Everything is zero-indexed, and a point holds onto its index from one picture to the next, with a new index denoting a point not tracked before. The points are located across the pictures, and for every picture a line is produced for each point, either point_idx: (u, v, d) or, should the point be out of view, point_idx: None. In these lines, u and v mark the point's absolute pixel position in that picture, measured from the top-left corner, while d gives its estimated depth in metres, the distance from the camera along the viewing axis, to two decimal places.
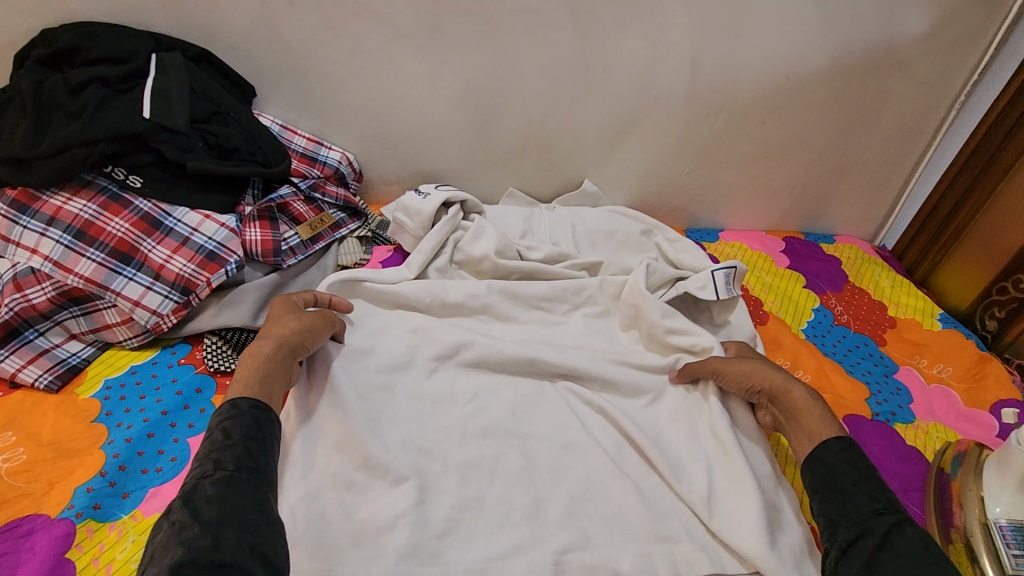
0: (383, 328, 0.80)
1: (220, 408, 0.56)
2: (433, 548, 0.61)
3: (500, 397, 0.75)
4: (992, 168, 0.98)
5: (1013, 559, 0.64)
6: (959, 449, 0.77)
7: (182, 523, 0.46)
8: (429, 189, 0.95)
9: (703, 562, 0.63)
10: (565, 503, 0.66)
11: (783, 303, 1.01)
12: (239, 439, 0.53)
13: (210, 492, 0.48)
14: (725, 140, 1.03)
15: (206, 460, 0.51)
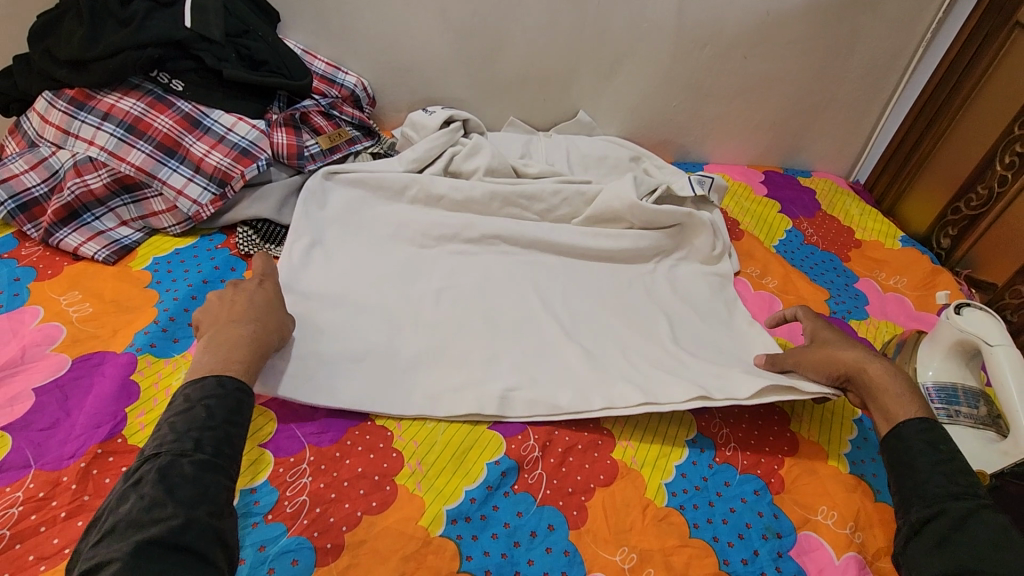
0: (375, 219, 0.93)
1: (206, 381, 0.55)
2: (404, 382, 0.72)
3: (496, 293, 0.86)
4: (953, 100, 1.07)
5: (933, 409, 0.74)
6: (901, 339, 0.85)
7: (153, 499, 0.46)
8: (436, 109, 1.05)
9: (634, 394, 0.71)
10: (520, 351, 0.77)
11: (758, 223, 1.11)
12: (220, 419, 0.53)
13: (186, 473, 0.48)
14: (709, 74, 1.12)
15: (189, 434, 0.51)
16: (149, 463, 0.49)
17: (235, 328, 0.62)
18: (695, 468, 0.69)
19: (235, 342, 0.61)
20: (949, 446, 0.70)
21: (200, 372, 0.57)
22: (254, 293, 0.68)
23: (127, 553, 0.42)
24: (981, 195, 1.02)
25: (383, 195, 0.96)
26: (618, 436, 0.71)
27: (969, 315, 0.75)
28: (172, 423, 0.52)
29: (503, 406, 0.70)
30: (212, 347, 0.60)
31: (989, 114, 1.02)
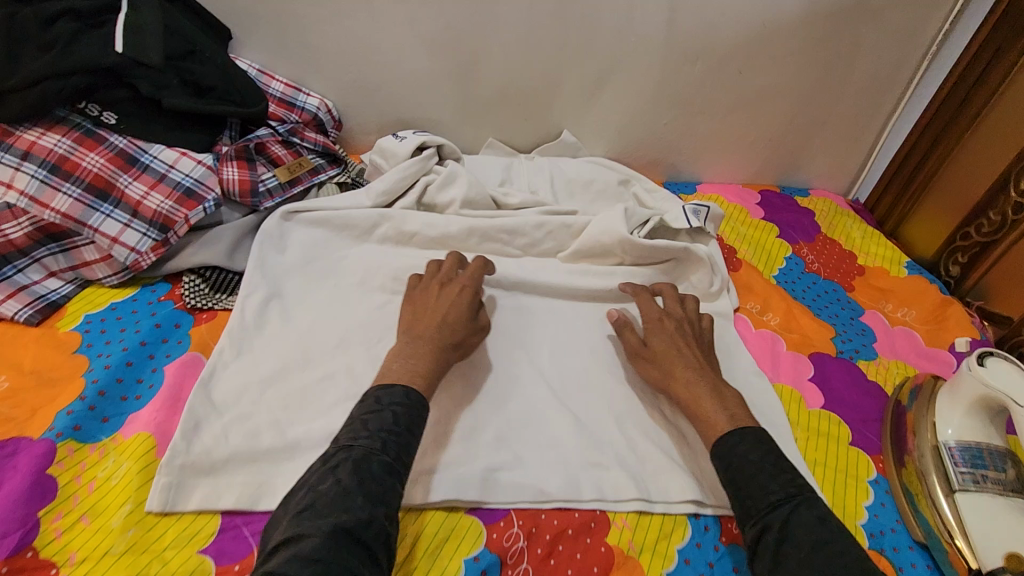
0: (345, 258, 0.86)
1: (395, 389, 0.61)
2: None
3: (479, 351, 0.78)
4: (960, 116, 1.00)
5: (957, 474, 0.67)
6: (916, 383, 0.79)
7: (348, 488, 0.52)
8: (406, 134, 0.96)
9: (628, 485, 0.66)
10: (499, 429, 0.70)
11: (756, 251, 1.04)
12: (405, 427, 0.58)
13: (375, 470, 0.53)
14: (701, 90, 1.04)
15: (376, 434, 0.56)
16: (344, 451, 0.54)
17: (419, 343, 0.67)
18: (699, 552, 0.63)
19: (418, 355, 0.66)
20: (980, 518, 0.63)
21: (389, 379, 0.63)
22: (459, 301, 0.72)
23: (324, 534, 0.48)
24: (993, 220, 0.95)
25: (351, 234, 0.88)
26: (612, 516, 0.64)
27: (993, 366, 0.69)
28: (364, 420, 0.58)
29: (486, 489, 0.64)
30: (404, 355, 0.66)
31: (1001, 132, 0.95)
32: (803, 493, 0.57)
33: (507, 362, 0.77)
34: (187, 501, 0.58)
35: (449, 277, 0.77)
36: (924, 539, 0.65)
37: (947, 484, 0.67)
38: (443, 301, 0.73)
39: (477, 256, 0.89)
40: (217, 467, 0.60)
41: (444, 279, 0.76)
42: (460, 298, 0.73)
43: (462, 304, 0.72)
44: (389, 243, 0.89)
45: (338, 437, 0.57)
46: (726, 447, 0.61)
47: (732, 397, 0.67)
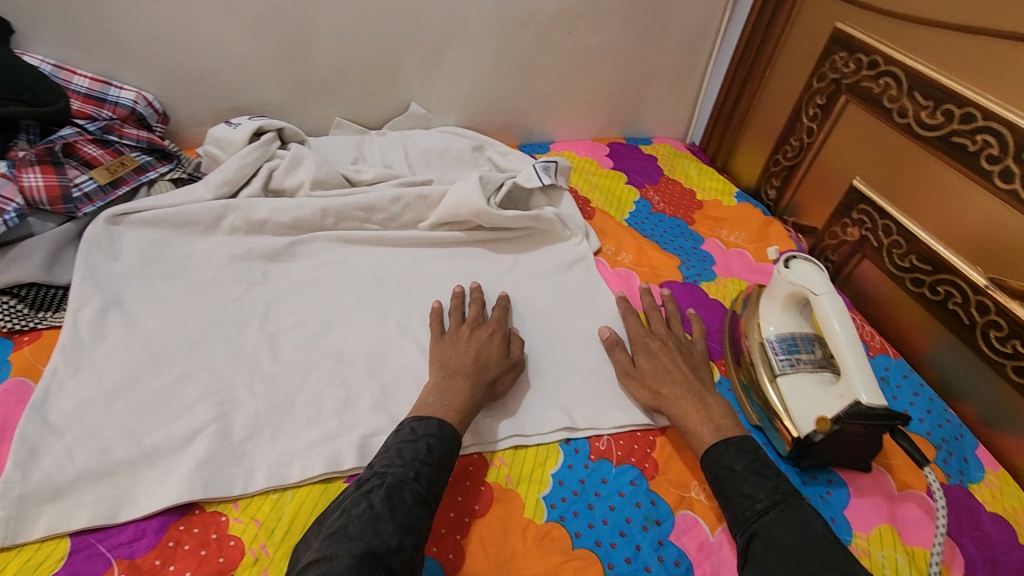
0: (190, 255, 0.81)
1: (431, 420, 0.62)
2: (236, 450, 0.62)
3: (348, 328, 0.77)
4: (760, 58, 1.13)
5: (777, 361, 0.76)
6: (746, 293, 0.90)
7: (379, 513, 0.52)
8: (241, 120, 0.91)
9: (504, 425, 0.70)
10: (375, 396, 0.70)
11: (607, 198, 1.11)
12: (438, 459, 0.58)
13: (407, 500, 0.54)
14: (538, 52, 1.09)
15: (410, 462, 0.57)
16: (377, 480, 0.55)
17: (453, 379, 0.67)
18: (571, 472, 0.68)
19: (451, 390, 0.66)
20: (797, 395, 0.72)
21: (426, 411, 0.63)
22: (490, 343, 0.73)
23: (353, 557, 0.48)
24: (794, 146, 1.07)
25: (192, 230, 0.83)
26: (489, 457, 0.67)
27: (796, 267, 0.78)
28: (399, 449, 0.59)
29: (364, 455, 0.63)
30: (439, 390, 0.66)
31: (791, 68, 1.06)
32: (787, 498, 0.58)
33: (377, 333, 0.78)
34: (32, 530, 0.53)
35: (478, 322, 0.77)
36: (759, 422, 0.76)
37: (771, 372, 0.76)
38: (475, 342, 0.73)
39: (333, 234, 0.88)
40: (63, 489, 0.56)
41: (474, 323, 0.76)
42: (491, 341, 0.73)
43: (492, 344, 0.73)
44: (238, 234, 0.85)
45: (373, 463, 0.58)
46: (714, 458, 0.63)
47: (717, 408, 0.69)
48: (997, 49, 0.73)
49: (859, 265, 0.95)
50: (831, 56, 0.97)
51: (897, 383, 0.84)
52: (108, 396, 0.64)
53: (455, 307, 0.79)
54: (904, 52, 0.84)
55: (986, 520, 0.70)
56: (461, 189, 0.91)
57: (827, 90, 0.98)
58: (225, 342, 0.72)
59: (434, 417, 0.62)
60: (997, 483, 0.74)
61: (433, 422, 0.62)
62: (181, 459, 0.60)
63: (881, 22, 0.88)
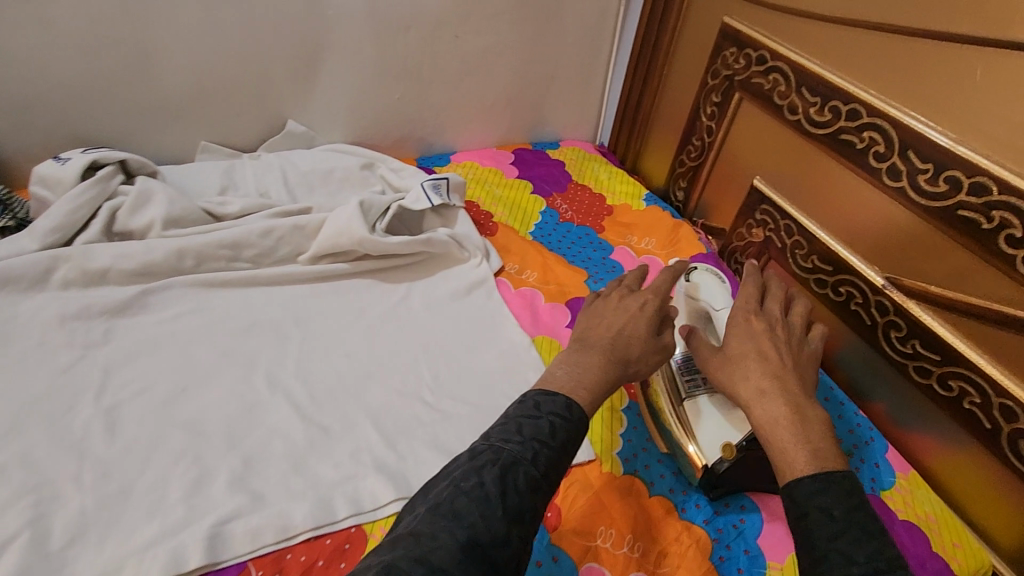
0: (9, 319, 0.69)
1: (558, 397, 0.51)
2: (50, 562, 0.52)
3: (208, 388, 0.68)
4: (657, 56, 1.09)
5: (684, 384, 0.70)
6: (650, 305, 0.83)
7: (491, 496, 0.42)
8: (72, 154, 0.79)
9: (387, 488, 0.62)
10: (234, 471, 0.60)
11: (512, 211, 1.05)
12: (562, 442, 0.48)
13: (521, 486, 0.44)
14: (425, 58, 1.01)
15: (530, 440, 0.47)
16: (500, 452, 0.46)
17: (584, 352, 0.57)
18: None
19: (584, 364, 0.56)
20: (706, 419, 0.67)
21: (555, 385, 0.53)
22: (637, 315, 0.60)
23: (457, 547, 0.39)
24: (697, 146, 1.03)
25: (13, 289, 0.70)
26: (369, 528, 0.59)
27: (700, 280, 0.77)
28: (519, 423, 0.49)
29: (215, 547, 0.54)
30: (568, 362, 0.56)
31: (687, 65, 1.03)
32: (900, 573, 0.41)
33: (242, 391, 0.68)
34: None
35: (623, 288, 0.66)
36: (668, 449, 0.71)
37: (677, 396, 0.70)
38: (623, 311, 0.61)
39: (193, 277, 0.78)
40: None
41: (624, 289, 0.65)
42: (642, 314, 0.61)
43: (642, 318, 0.60)
44: (73, 288, 0.73)
45: (489, 433, 0.49)
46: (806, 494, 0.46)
47: (816, 426, 0.52)
48: (873, 41, 0.70)
49: (767, 267, 0.93)
50: (721, 52, 0.94)
51: None
52: None
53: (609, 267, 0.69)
54: (789, 46, 0.81)
55: (900, 530, 0.68)
56: (341, 217, 0.83)
57: (721, 87, 0.94)
58: (49, 422, 0.61)
59: (564, 395, 0.52)
60: (908, 488, 0.73)
61: (563, 398, 0.52)
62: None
63: (765, 16, 0.85)
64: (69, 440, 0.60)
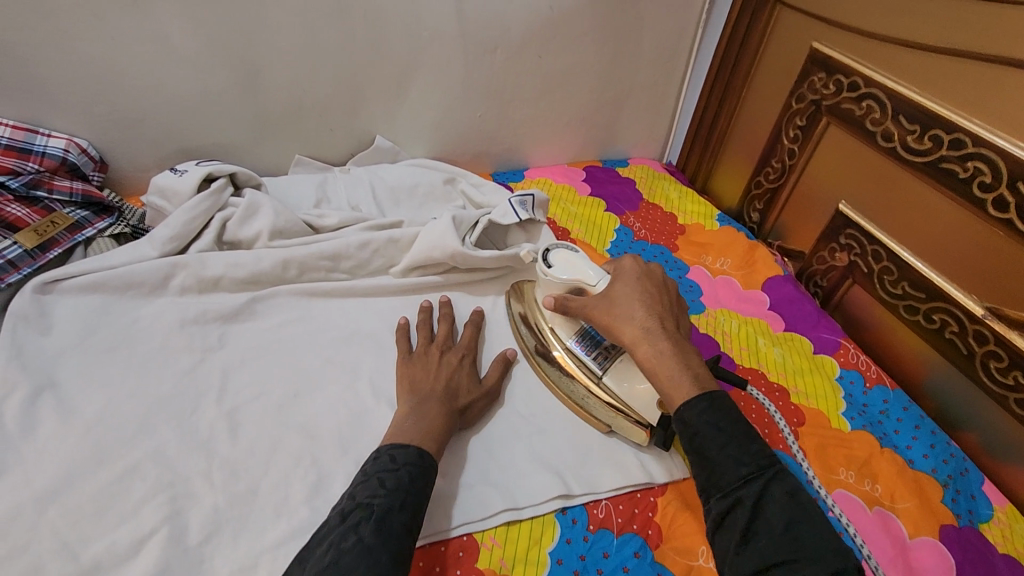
0: (135, 323, 0.72)
1: (410, 448, 0.58)
2: (192, 557, 0.55)
3: (318, 395, 0.71)
4: (735, 77, 1.10)
5: (595, 362, 0.72)
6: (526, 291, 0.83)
7: (372, 545, 0.48)
8: (187, 166, 0.84)
9: (494, 498, 0.64)
10: (350, 476, 0.63)
11: (587, 228, 1.07)
12: (419, 487, 0.56)
13: (395, 530, 0.50)
14: (507, 78, 1.04)
15: (393, 492, 0.53)
16: (371, 506, 0.51)
17: (425, 407, 0.65)
18: (570, 548, 0.62)
19: (426, 415, 0.64)
20: (630, 388, 0.69)
21: (403, 438, 0.60)
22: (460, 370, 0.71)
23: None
24: (776, 168, 1.04)
25: (136, 293, 0.74)
26: (480, 537, 0.61)
27: (558, 261, 0.74)
28: (381, 479, 0.55)
29: None
30: (414, 414, 0.64)
31: (768, 87, 1.04)
32: (775, 466, 0.51)
33: (350, 398, 0.71)
34: None
35: (446, 343, 0.75)
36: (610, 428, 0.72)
37: (596, 376, 0.72)
38: (444, 367, 0.71)
39: (297, 286, 0.81)
40: None
41: (443, 346, 0.74)
42: (460, 366, 0.72)
43: (462, 371, 0.72)
44: (189, 294, 0.77)
45: (354, 493, 0.54)
46: (695, 412, 0.54)
47: None
48: (978, 73, 0.71)
49: (850, 291, 0.93)
50: (809, 76, 0.95)
51: (898, 417, 0.82)
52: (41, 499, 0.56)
53: (424, 323, 0.77)
54: (884, 74, 0.82)
55: (1000, 564, 0.68)
56: (434, 232, 0.85)
57: (807, 111, 0.96)
58: (177, 422, 0.65)
59: (416, 443, 0.59)
60: (1006, 521, 0.72)
61: (409, 451, 0.58)
62: (127, 575, 0.53)
63: (859, 42, 0.86)
64: (196, 440, 0.63)
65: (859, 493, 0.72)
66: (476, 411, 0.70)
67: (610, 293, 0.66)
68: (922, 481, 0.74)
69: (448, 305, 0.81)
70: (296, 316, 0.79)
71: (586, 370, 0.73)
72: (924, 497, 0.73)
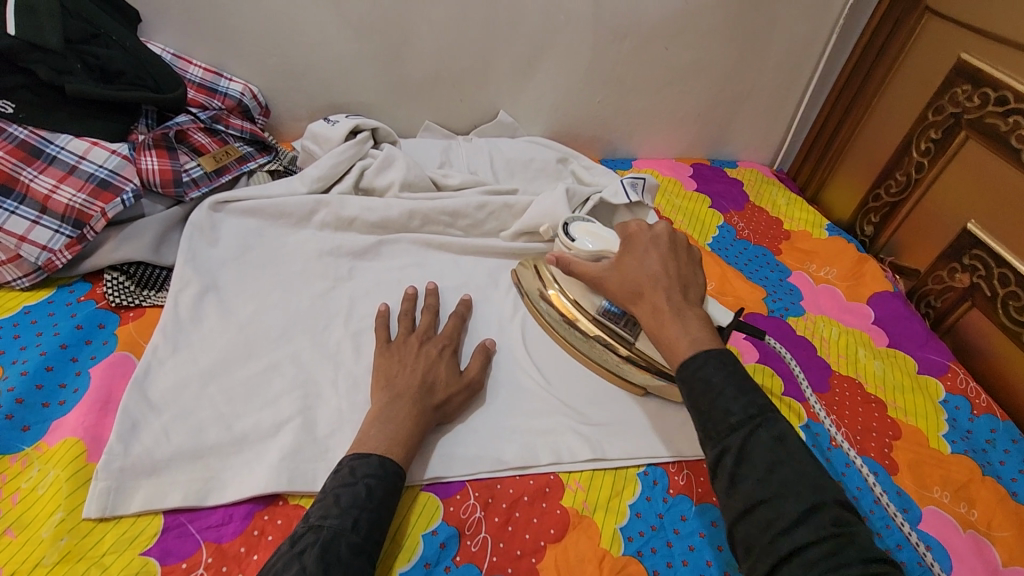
0: (284, 248, 0.82)
1: (371, 458, 0.56)
2: (319, 445, 0.62)
3: None
4: (868, 85, 1.08)
5: (625, 329, 0.71)
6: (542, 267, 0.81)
7: (313, 575, 0.47)
8: (339, 118, 0.93)
9: (582, 448, 0.68)
10: None
11: (690, 221, 1.08)
12: (378, 502, 0.54)
13: (342, 557, 0.49)
14: (631, 67, 1.07)
15: (346, 512, 0.51)
16: (312, 533, 0.50)
17: (397, 405, 0.61)
18: (649, 505, 0.65)
19: (398, 418, 0.60)
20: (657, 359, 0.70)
21: (366, 447, 0.57)
22: (438, 363, 0.67)
23: None
24: (899, 181, 1.01)
25: (286, 223, 0.84)
26: (566, 479, 0.66)
27: (580, 236, 0.73)
28: (336, 496, 0.53)
29: (444, 465, 0.63)
30: (382, 420, 0.60)
31: (903, 98, 1.02)
32: (770, 419, 0.51)
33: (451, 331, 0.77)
34: (129, 503, 0.55)
35: (427, 334, 0.72)
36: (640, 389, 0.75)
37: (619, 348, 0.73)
38: (422, 358, 0.67)
39: (418, 235, 0.88)
40: (158, 467, 0.57)
41: (422, 336, 0.71)
42: (439, 359, 0.68)
43: (440, 362, 0.68)
44: (328, 229, 0.86)
45: (309, 512, 0.53)
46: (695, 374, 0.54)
47: None
48: None
49: (967, 314, 0.89)
50: (951, 88, 0.92)
51: (1006, 449, 0.78)
52: (205, 373, 0.66)
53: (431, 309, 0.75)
54: None
55: None
56: (547, 202, 0.90)
57: (943, 124, 0.93)
58: (312, 333, 0.73)
59: (377, 454, 0.57)
60: None
61: (365, 467, 0.55)
62: (268, 449, 0.61)
63: (1015, 57, 0.82)
64: (326, 351, 0.72)
65: (953, 513, 0.71)
66: (454, 406, 0.66)
67: (618, 267, 0.65)
68: None
69: (434, 295, 0.77)
70: (414, 262, 0.86)
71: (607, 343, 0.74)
72: None
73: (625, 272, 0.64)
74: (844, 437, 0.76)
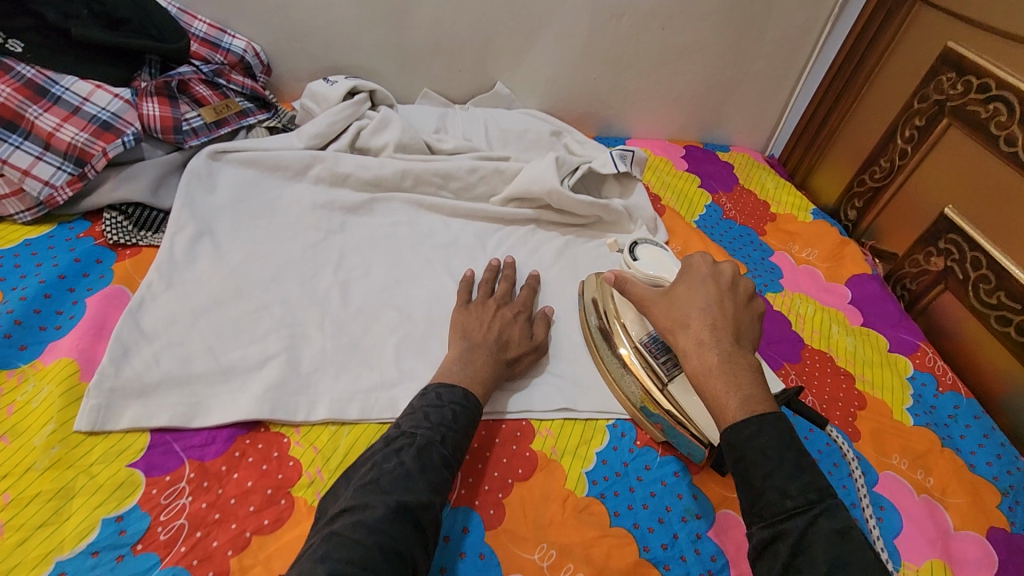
0: (278, 200, 0.85)
1: (456, 388, 0.61)
2: (302, 380, 0.65)
3: (416, 286, 0.79)
4: (858, 74, 1.10)
5: (662, 367, 0.67)
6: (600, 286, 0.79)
7: (411, 471, 0.52)
8: (337, 79, 0.96)
9: (556, 398, 0.71)
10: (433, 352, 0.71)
11: (679, 198, 1.10)
12: (462, 425, 0.58)
13: (436, 461, 0.53)
14: (628, 45, 1.09)
15: (437, 426, 0.56)
16: (408, 439, 0.55)
17: (475, 352, 0.67)
18: (616, 454, 0.68)
19: (475, 362, 0.65)
20: (688, 402, 0.65)
21: (451, 378, 0.63)
22: (513, 322, 0.72)
23: (387, 510, 0.48)
24: (884, 167, 1.04)
25: (281, 175, 0.87)
26: (537, 426, 0.69)
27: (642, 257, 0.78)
28: (426, 413, 0.58)
29: None
30: (461, 361, 0.65)
31: (892, 85, 1.04)
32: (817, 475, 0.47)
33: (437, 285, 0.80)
34: (118, 420, 0.58)
35: (505, 299, 0.76)
36: (663, 438, 0.68)
37: (658, 384, 0.67)
38: (498, 319, 0.72)
39: (409, 195, 0.91)
40: (147, 389, 0.60)
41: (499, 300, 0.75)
42: (513, 321, 0.73)
43: (513, 322, 0.72)
44: (322, 185, 0.88)
45: (400, 423, 0.58)
46: (740, 435, 0.50)
47: None
48: None
49: (940, 296, 0.92)
50: (937, 76, 0.94)
51: (966, 423, 0.81)
52: (197, 308, 0.69)
53: (486, 280, 0.79)
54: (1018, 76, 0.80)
55: None
56: (537, 169, 0.92)
57: (928, 111, 0.95)
58: (302, 282, 0.76)
59: (460, 384, 0.62)
60: None
61: (453, 391, 0.61)
62: (253, 380, 0.64)
63: (1000, 45, 0.84)
64: (313, 296, 0.74)
65: (910, 479, 0.73)
66: (523, 365, 0.71)
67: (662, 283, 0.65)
68: (979, 483, 0.74)
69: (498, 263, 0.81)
70: (404, 220, 0.89)
71: (646, 378, 0.68)
72: (978, 497, 0.72)
73: (675, 302, 0.62)
74: (811, 403, 0.79)
